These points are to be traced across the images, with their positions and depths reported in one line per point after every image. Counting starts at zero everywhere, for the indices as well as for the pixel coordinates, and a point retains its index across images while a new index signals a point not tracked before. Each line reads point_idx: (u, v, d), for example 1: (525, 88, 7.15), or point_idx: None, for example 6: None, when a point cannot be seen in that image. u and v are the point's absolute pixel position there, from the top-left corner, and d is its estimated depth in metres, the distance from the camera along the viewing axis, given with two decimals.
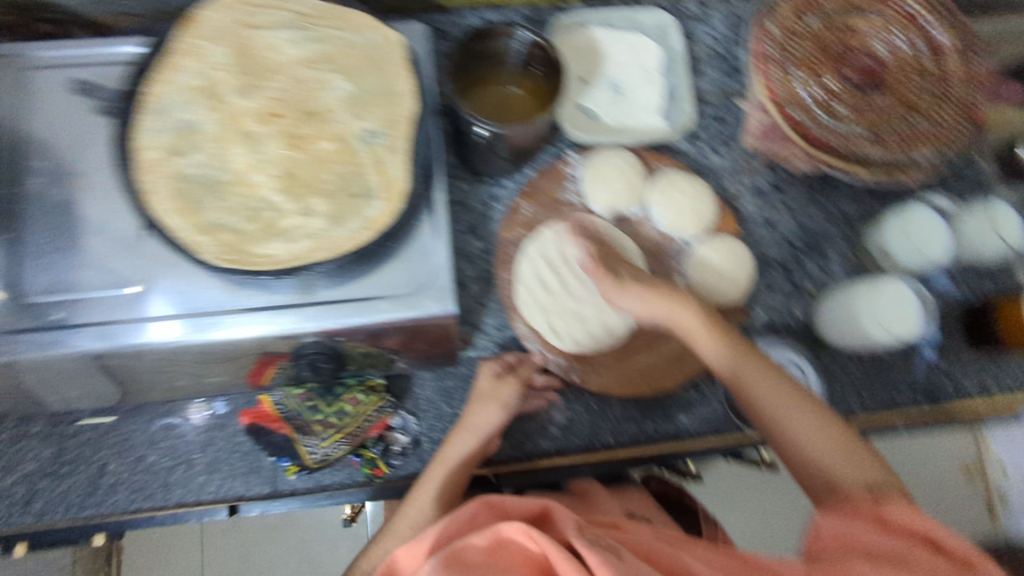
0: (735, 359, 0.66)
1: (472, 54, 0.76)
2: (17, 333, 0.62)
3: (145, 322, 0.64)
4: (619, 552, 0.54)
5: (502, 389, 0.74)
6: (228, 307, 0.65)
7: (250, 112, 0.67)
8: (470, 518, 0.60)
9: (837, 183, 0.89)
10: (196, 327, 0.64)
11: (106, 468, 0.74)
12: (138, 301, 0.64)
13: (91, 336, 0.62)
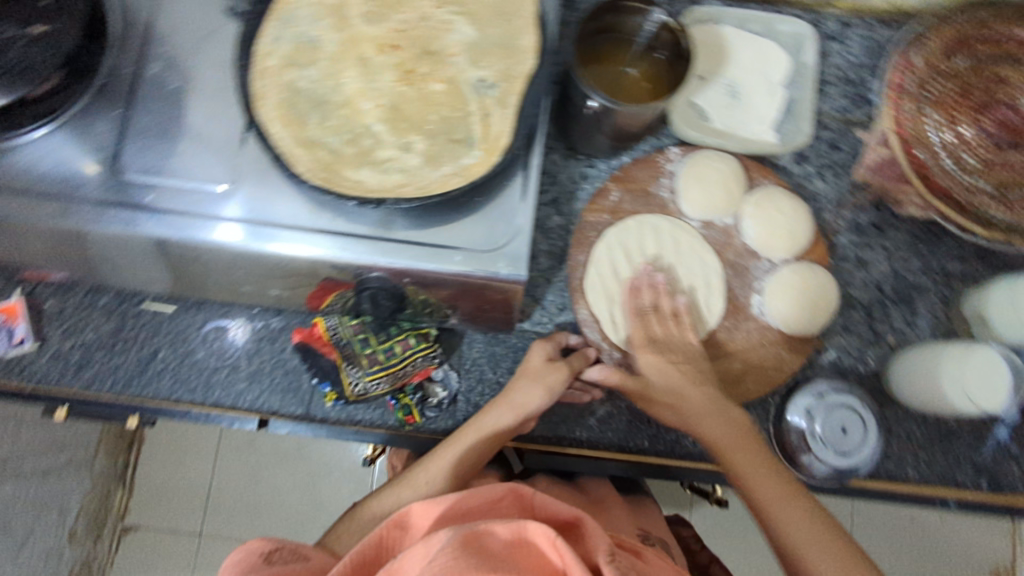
0: (733, 446, 0.67)
1: (599, 27, 0.73)
2: (107, 205, 0.63)
3: (223, 222, 0.64)
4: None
5: (554, 377, 0.71)
6: (304, 225, 0.65)
7: (371, 39, 0.67)
8: (497, 498, 0.61)
9: (944, 237, 0.83)
10: (269, 237, 0.64)
11: (156, 354, 0.76)
12: (222, 200, 0.64)
13: (171, 224, 0.63)
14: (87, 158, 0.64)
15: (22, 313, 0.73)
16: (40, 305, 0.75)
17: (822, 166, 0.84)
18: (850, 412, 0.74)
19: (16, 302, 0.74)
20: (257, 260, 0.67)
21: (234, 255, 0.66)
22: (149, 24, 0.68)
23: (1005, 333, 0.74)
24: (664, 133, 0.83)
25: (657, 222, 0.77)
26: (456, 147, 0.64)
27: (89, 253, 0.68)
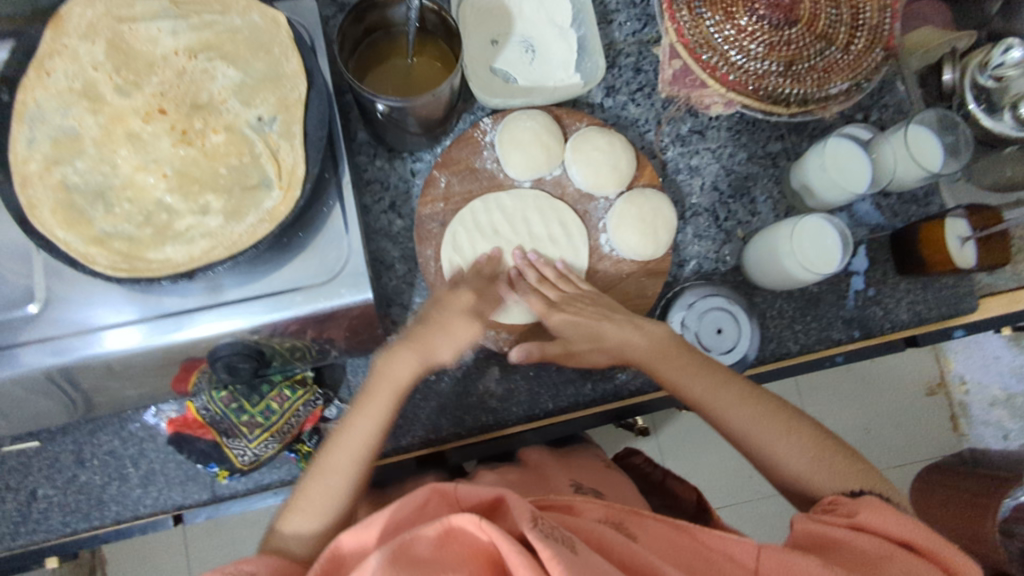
0: (661, 361, 0.71)
1: (366, 27, 0.71)
2: None
3: (103, 332, 0.62)
4: (572, 543, 0.53)
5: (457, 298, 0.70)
6: (196, 307, 0.64)
7: (133, 110, 0.63)
8: (422, 504, 0.58)
9: (759, 122, 0.87)
10: (158, 331, 0.63)
11: (36, 493, 0.72)
12: (94, 311, 0.62)
13: (43, 352, 0.61)
14: None
15: None
16: None
17: (632, 91, 0.86)
18: (723, 311, 0.78)
19: None
20: (167, 357, 0.65)
21: (116, 362, 0.64)
22: None
23: (828, 194, 0.80)
24: (476, 106, 0.84)
25: (492, 195, 0.78)
26: (256, 194, 0.62)
27: None
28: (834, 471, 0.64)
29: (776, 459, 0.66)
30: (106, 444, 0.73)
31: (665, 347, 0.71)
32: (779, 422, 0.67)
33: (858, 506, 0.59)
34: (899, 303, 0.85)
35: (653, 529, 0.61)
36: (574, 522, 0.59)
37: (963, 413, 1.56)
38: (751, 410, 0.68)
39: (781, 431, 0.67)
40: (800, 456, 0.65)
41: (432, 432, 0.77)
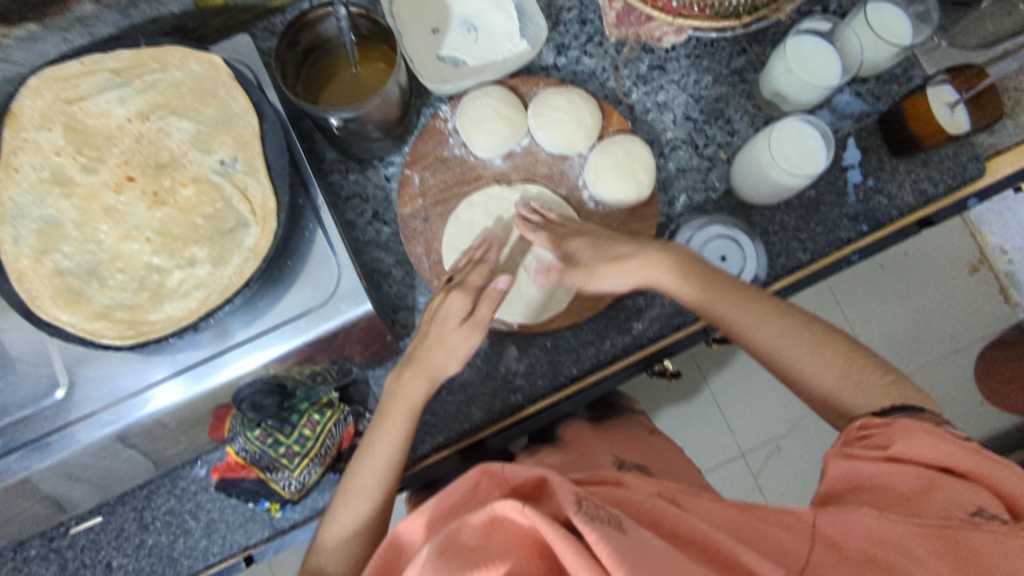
0: (731, 306, 0.67)
1: (303, 48, 0.72)
2: (23, 447, 0.63)
3: (146, 392, 0.64)
4: (619, 522, 0.49)
5: (461, 329, 0.67)
6: (224, 348, 0.65)
7: (104, 185, 0.66)
8: (473, 485, 0.57)
9: (716, 42, 0.86)
10: (195, 380, 0.65)
11: (111, 565, 0.75)
12: (128, 377, 0.64)
13: (94, 425, 0.64)
14: None
15: None
16: None
17: (583, 44, 0.85)
18: (726, 238, 0.77)
19: None
20: (208, 401, 0.67)
21: (155, 422, 0.66)
22: None
23: (800, 93, 0.77)
24: (433, 98, 0.84)
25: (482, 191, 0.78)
26: (236, 234, 0.64)
27: None
28: (865, 383, 0.61)
29: (821, 381, 0.63)
30: (164, 505, 0.77)
31: (704, 280, 0.68)
32: (828, 343, 0.64)
33: (893, 435, 0.55)
34: (903, 186, 0.82)
35: (711, 506, 0.55)
36: (629, 500, 0.56)
37: (1010, 281, 1.48)
38: (787, 319, 0.66)
39: (810, 344, 0.64)
40: (856, 387, 0.62)
41: (466, 423, 0.78)
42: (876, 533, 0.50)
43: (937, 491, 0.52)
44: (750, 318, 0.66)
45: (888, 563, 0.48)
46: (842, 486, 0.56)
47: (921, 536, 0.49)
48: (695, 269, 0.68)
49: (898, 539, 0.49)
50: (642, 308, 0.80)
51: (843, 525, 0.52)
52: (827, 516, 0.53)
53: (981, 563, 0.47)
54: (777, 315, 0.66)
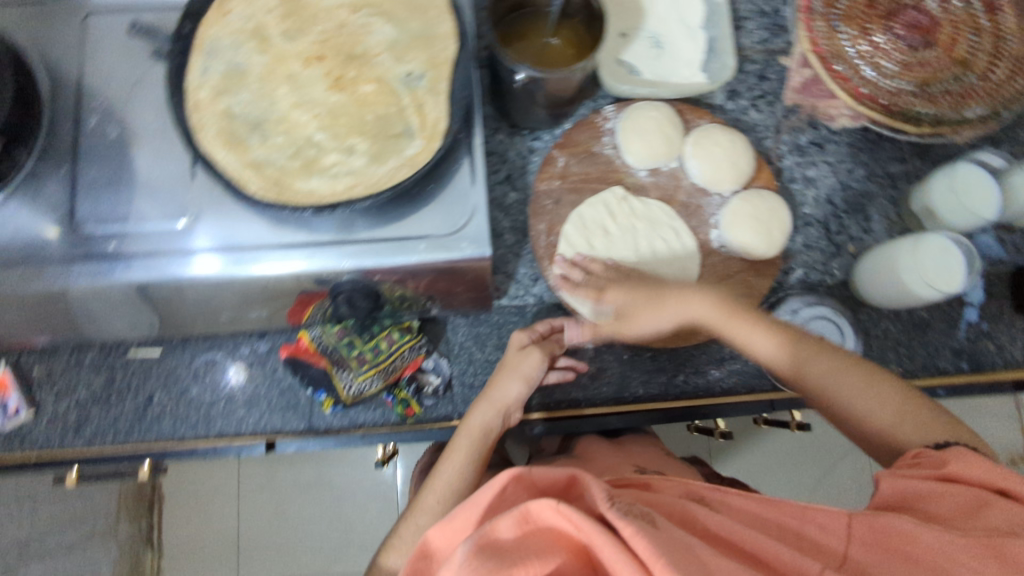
0: (774, 344, 0.71)
1: (512, 5, 0.75)
2: (78, 262, 0.66)
3: (191, 255, 0.66)
4: (653, 518, 0.52)
5: (517, 357, 0.75)
6: (270, 244, 0.67)
7: (296, 54, 0.69)
8: (500, 489, 0.55)
9: (882, 141, 0.86)
10: (235, 261, 0.66)
11: (152, 399, 0.78)
12: (185, 236, 0.67)
13: (135, 269, 0.66)
14: (49, 222, 0.68)
15: (11, 383, 0.74)
16: (27, 374, 0.76)
17: (755, 97, 0.87)
18: (830, 322, 0.79)
19: (3, 373, 0.75)
20: (241, 287, 0.69)
21: (253, 283, 0.68)
22: (78, 81, 0.72)
23: (954, 217, 0.78)
24: (599, 94, 0.86)
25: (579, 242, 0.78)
26: (399, 141, 0.66)
27: (69, 312, 0.70)
28: (914, 420, 0.64)
29: (855, 415, 0.67)
30: (217, 363, 0.79)
31: (790, 347, 0.70)
32: (859, 373, 0.68)
33: (946, 455, 0.59)
34: (1015, 341, 0.81)
35: (738, 504, 0.59)
36: (660, 504, 0.59)
37: None
38: (830, 355, 0.69)
39: (854, 377, 0.67)
40: (882, 410, 0.66)
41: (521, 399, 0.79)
42: (922, 541, 0.52)
43: (991, 508, 0.54)
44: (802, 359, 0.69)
45: (923, 563, 0.51)
46: (888, 502, 0.58)
47: (948, 543, 0.51)
48: (734, 313, 0.72)
49: (934, 543, 0.51)
50: (724, 358, 0.81)
51: (877, 528, 0.54)
52: (865, 520, 0.55)
53: (1015, 556, 0.49)
54: (820, 353, 0.70)
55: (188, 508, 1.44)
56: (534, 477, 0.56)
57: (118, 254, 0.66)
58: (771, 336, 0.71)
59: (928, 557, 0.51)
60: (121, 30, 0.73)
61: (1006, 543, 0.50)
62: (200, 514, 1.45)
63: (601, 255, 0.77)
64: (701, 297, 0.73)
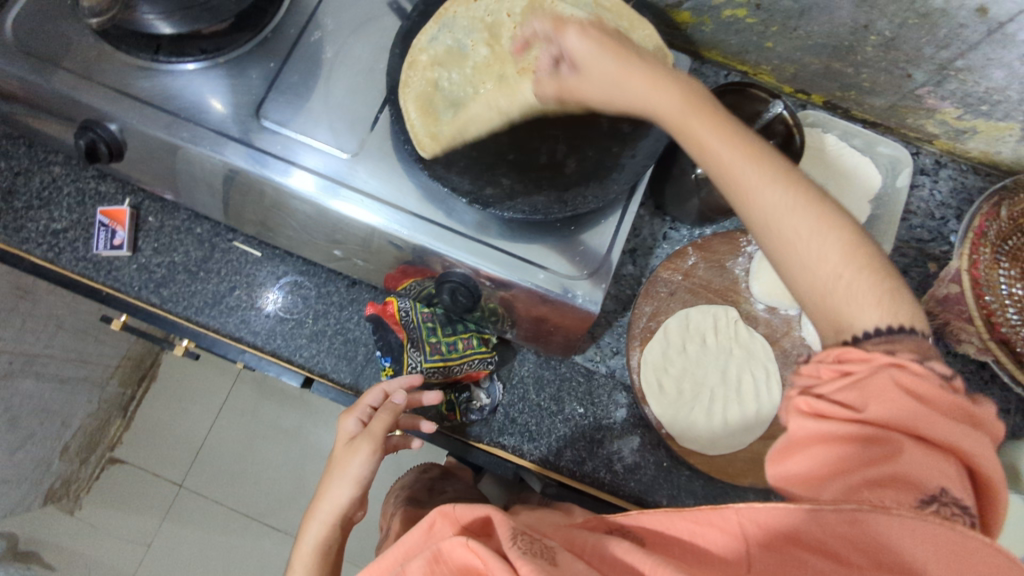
0: (772, 210, 0.46)
1: (717, 104, 0.79)
2: (223, 137, 0.70)
3: (296, 169, 0.69)
4: (555, 555, 0.46)
5: (356, 444, 0.64)
6: (364, 190, 0.69)
7: (516, 61, 0.73)
8: (428, 527, 0.52)
9: (992, 384, 0.85)
10: (327, 192, 0.69)
11: (232, 291, 0.80)
12: (310, 156, 0.70)
13: (244, 156, 0.69)
14: (236, 100, 0.72)
15: (126, 220, 0.78)
16: (143, 219, 0.81)
17: None
18: None
19: (124, 208, 0.79)
20: (324, 218, 0.71)
21: (376, 237, 0.71)
22: None
23: None
24: None
25: (660, 350, 0.78)
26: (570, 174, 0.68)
27: (209, 182, 0.74)
28: (856, 286, 0.44)
29: (788, 254, 0.46)
30: (303, 287, 0.82)
31: (808, 221, 0.45)
32: (799, 190, 0.46)
33: (863, 390, 0.41)
34: None
35: (656, 520, 0.49)
36: (579, 540, 0.51)
37: None
38: (781, 182, 0.46)
39: (824, 236, 0.44)
40: (830, 253, 0.44)
41: (552, 455, 0.78)
42: (801, 531, 0.42)
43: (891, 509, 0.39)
44: (790, 226, 0.45)
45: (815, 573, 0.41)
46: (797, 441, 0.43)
47: (845, 523, 0.40)
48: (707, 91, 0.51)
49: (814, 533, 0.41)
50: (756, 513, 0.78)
51: (774, 527, 0.43)
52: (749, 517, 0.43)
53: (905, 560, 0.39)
54: (804, 206, 0.45)
55: (175, 390, 1.52)
56: (460, 515, 0.51)
57: (278, 157, 0.70)
58: (659, 86, 0.52)
59: (813, 540, 0.41)
60: None
61: (881, 523, 0.39)
62: (177, 412, 1.52)
63: (675, 370, 0.78)
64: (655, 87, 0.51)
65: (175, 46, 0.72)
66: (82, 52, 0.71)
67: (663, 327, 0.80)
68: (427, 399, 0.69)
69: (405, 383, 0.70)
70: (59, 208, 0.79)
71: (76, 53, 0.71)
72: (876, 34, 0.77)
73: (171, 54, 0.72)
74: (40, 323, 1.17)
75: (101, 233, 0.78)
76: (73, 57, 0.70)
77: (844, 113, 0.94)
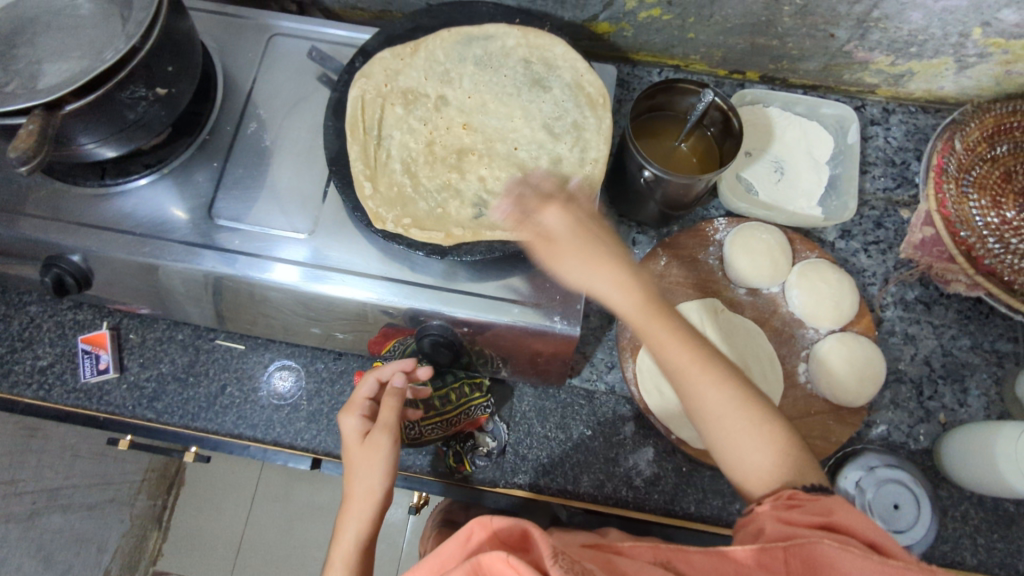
0: (717, 417, 0.58)
1: (650, 105, 0.80)
2: (184, 245, 0.71)
3: (260, 260, 0.70)
4: None
5: (376, 440, 0.64)
6: (330, 266, 0.70)
7: (447, 108, 0.74)
8: (465, 538, 0.51)
9: (993, 315, 0.84)
10: (299, 276, 0.70)
11: (224, 389, 0.81)
12: (271, 246, 0.71)
13: (210, 259, 0.70)
14: (188, 205, 0.73)
15: (107, 343, 0.80)
16: (124, 337, 0.82)
17: (867, 242, 0.87)
18: (905, 487, 0.72)
19: (104, 332, 0.80)
20: (299, 301, 0.72)
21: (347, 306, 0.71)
22: (249, 90, 0.79)
23: None
24: (712, 204, 0.89)
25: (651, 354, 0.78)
26: None
27: (177, 288, 0.75)
28: (794, 463, 0.56)
29: (728, 440, 0.58)
30: (293, 370, 0.82)
31: (747, 402, 0.58)
32: (729, 403, 0.58)
33: (824, 504, 0.52)
34: None
35: (701, 557, 0.51)
36: (620, 568, 0.52)
37: None
38: (722, 387, 0.58)
39: (760, 427, 0.57)
40: (764, 447, 0.57)
41: (570, 483, 0.77)
42: (840, 570, 0.47)
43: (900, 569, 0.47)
44: (728, 425, 0.58)
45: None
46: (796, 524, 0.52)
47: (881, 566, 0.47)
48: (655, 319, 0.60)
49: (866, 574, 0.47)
50: None
51: (809, 559, 0.48)
52: (796, 550, 0.49)
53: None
54: (745, 398, 0.58)
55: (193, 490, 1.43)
56: (496, 524, 0.51)
57: (239, 252, 0.71)
58: (635, 288, 0.60)
59: None
60: (302, 57, 0.81)
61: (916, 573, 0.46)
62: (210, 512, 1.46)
63: None
64: (629, 283, 0.60)
65: (120, 167, 0.74)
66: (33, 193, 0.73)
67: None
68: (421, 374, 0.70)
69: (398, 367, 0.69)
70: (42, 345, 0.81)
71: (26, 194, 0.73)
72: (788, 5, 0.78)
73: (118, 176, 0.74)
74: None
75: (86, 360, 0.80)
76: (24, 199, 0.72)
77: (782, 83, 0.95)
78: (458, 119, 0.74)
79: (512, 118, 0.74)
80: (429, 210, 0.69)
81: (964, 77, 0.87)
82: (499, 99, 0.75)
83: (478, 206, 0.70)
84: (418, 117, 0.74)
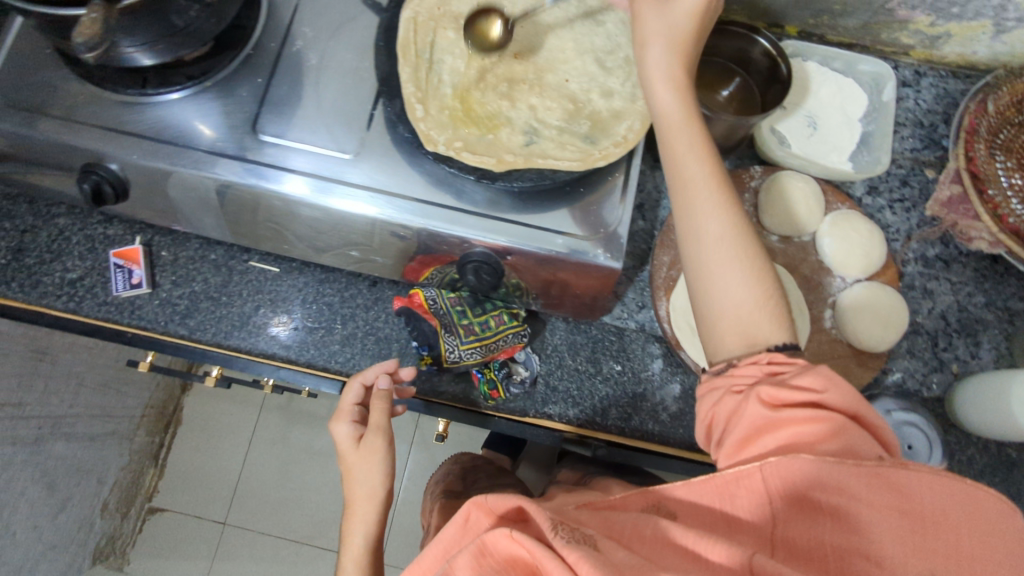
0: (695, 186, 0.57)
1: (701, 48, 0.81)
2: (218, 156, 0.70)
3: (286, 176, 0.70)
4: (596, 541, 0.46)
5: (371, 444, 0.69)
6: (377, 187, 0.70)
7: None
8: (463, 519, 0.51)
9: (1008, 275, 0.87)
10: (317, 190, 0.69)
11: (258, 310, 0.81)
12: (318, 164, 0.71)
13: (254, 174, 0.69)
14: (232, 118, 0.72)
15: (141, 258, 0.79)
16: (156, 253, 0.81)
17: (893, 199, 0.90)
18: (922, 432, 0.76)
19: (137, 247, 0.79)
20: (342, 221, 0.71)
21: (394, 232, 0.71)
22: (294, 7, 0.78)
23: None
24: (746, 154, 0.91)
25: (685, 291, 0.80)
26: (569, 137, 0.70)
27: (219, 205, 0.74)
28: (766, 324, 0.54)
29: (715, 264, 0.55)
30: (326, 295, 0.82)
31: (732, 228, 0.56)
32: (698, 193, 0.56)
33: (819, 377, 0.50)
34: None
35: (684, 496, 0.50)
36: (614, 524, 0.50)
37: None
38: (718, 212, 0.56)
39: (750, 292, 0.55)
40: (732, 293, 0.55)
41: (598, 415, 0.79)
42: (822, 484, 0.46)
43: (884, 471, 0.46)
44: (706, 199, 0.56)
45: (840, 509, 0.45)
46: (759, 430, 0.49)
47: (867, 477, 0.46)
48: (689, 74, 0.60)
49: (845, 483, 0.46)
50: None
51: (788, 479, 0.47)
52: (774, 470, 0.47)
53: (920, 504, 0.45)
54: (745, 258, 0.55)
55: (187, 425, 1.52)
56: (493, 506, 0.50)
57: (283, 169, 0.70)
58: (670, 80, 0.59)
59: (820, 491, 0.46)
60: None
61: (900, 474, 0.46)
62: (207, 449, 1.50)
63: None
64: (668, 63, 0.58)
65: (162, 77, 0.72)
66: (70, 97, 0.71)
67: (685, 270, 0.81)
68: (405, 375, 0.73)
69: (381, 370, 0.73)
70: (72, 258, 0.80)
71: (64, 98, 0.71)
72: None
73: (159, 86, 0.71)
74: (61, 382, 1.16)
75: (118, 275, 0.79)
76: (61, 103, 0.70)
77: (820, 40, 0.96)
78: (511, 47, 0.74)
79: (563, 50, 0.74)
80: (477, 135, 0.69)
81: (998, 42, 0.89)
82: (551, 29, 0.74)
83: (529, 133, 0.70)
84: (470, 43, 0.73)
